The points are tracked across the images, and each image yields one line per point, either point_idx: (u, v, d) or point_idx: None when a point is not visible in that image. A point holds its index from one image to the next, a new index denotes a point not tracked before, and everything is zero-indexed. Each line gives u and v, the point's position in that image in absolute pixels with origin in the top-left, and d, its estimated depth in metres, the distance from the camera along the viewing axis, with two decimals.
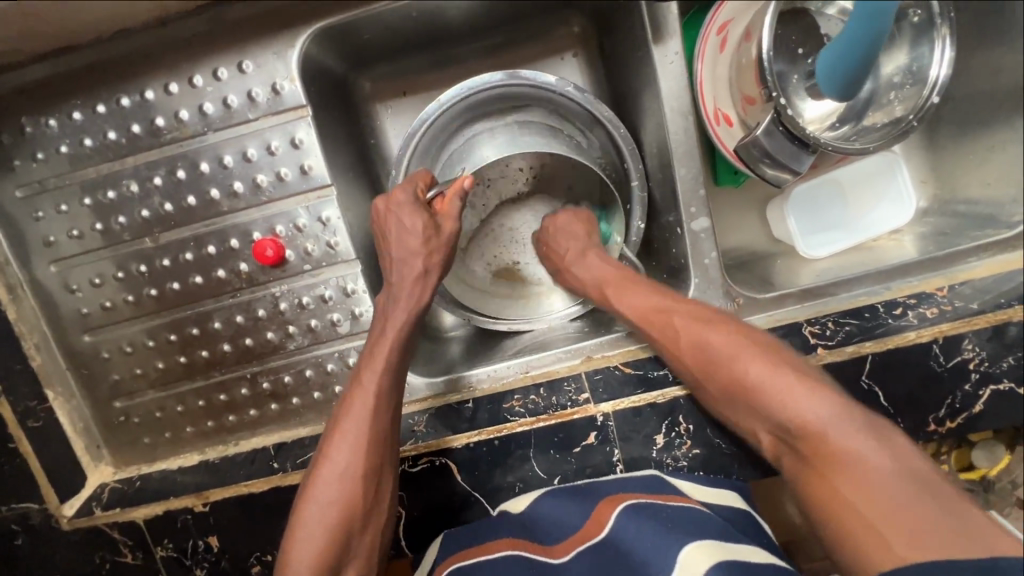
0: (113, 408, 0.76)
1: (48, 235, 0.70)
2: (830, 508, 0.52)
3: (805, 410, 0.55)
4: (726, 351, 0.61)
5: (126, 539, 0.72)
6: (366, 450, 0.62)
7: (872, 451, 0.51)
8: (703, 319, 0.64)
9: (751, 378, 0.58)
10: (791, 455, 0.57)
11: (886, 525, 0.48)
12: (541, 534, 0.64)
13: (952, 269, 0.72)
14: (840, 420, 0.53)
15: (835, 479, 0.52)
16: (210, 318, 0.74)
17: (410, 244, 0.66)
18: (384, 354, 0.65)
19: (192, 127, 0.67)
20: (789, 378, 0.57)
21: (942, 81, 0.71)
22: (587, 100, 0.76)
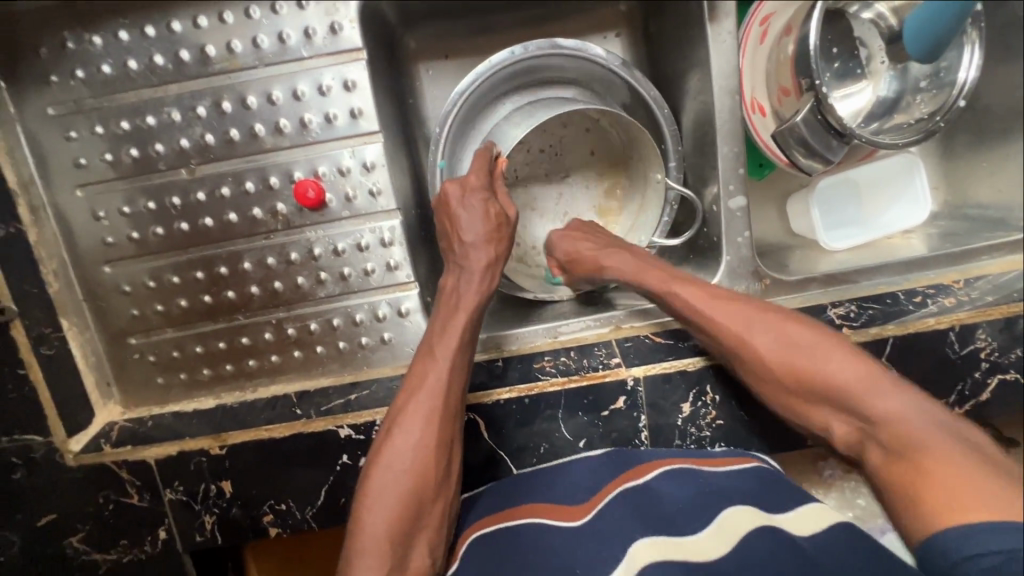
0: (127, 345, 0.74)
1: (79, 157, 0.68)
2: (909, 485, 0.51)
3: (877, 400, 0.56)
4: (805, 347, 0.62)
5: (133, 480, 0.69)
6: (436, 425, 0.62)
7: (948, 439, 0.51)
8: (767, 312, 0.66)
9: (829, 373, 0.59)
10: (871, 449, 0.57)
11: (955, 491, 0.47)
12: (563, 498, 0.66)
13: (967, 265, 0.77)
14: (914, 411, 0.54)
15: (919, 459, 0.51)
16: (240, 258, 0.72)
17: (483, 231, 0.68)
18: (458, 330, 0.65)
19: (242, 58, 0.66)
20: (860, 370, 0.58)
21: (969, 83, 0.76)
22: (632, 76, 0.78)
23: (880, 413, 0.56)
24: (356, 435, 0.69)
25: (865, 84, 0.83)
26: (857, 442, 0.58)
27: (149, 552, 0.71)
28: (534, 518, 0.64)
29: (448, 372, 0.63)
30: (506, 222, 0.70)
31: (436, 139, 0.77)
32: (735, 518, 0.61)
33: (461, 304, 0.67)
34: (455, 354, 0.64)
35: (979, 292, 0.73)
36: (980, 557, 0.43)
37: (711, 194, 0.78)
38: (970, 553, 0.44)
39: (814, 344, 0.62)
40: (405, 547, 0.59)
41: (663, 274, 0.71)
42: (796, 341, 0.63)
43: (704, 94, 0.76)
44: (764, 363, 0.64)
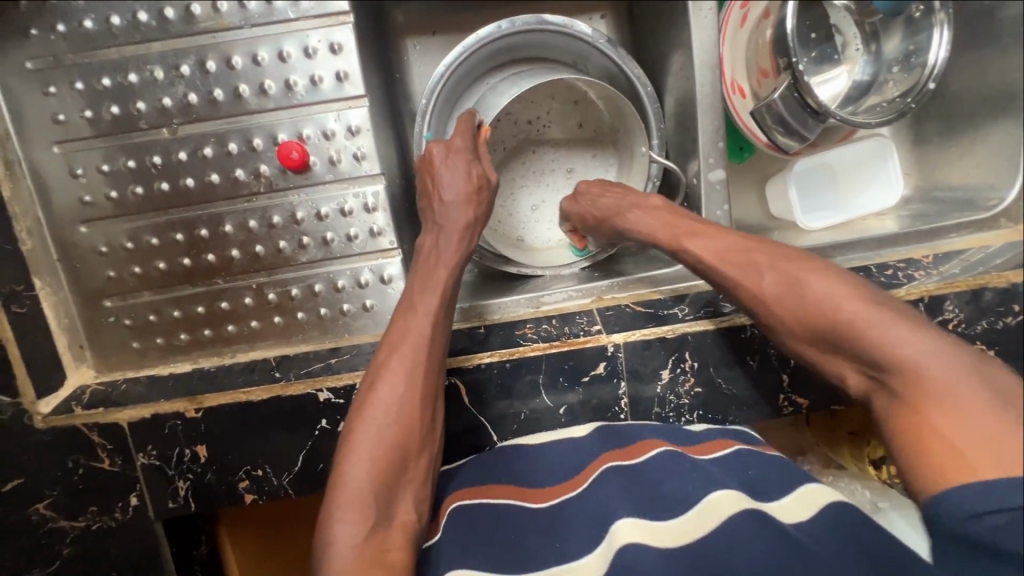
0: (102, 307, 0.72)
1: (58, 113, 0.67)
2: (920, 438, 0.48)
3: (895, 342, 0.50)
4: (818, 290, 0.57)
5: (105, 443, 0.68)
6: (422, 377, 0.62)
7: (980, 389, 0.46)
8: (783, 254, 0.61)
9: (840, 312, 0.54)
10: (882, 396, 0.52)
11: (976, 451, 0.44)
12: (541, 478, 0.65)
13: (934, 241, 0.80)
14: (943, 356, 0.48)
15: (931, 414, 0.47)
16: (221, 221, 0.71)
17: (467, 190, 0.69)
18: (441, 286, 0.66)
19: (228, 18, 0.66)
20: (879, 308, 0.53)
21: (939, 63, 0.78)
22: (617, 53, 0.78)
23: (889, 357, 0.51)
24: (335, 399, 0.68)
25: (841, 68, 0.87)
26: (869, 390, 0.54)
27: (119, 518, 0.69)
28: (507, 500, 0.63)
29: (428, 326, 0.64)
30: (488, 183, 0.71)
31: (422, 110, 0.76)
32: (722, 503, 0.58)
33: (443, 262, 0.67)
34: (438, 309, 0.65)
35: (947, 266, 0.76)
36: (991, 515, 0.42)
37: (692, 168, 0.79)
38: (982, 513, 0.42)
39: (832, 292, 0.56)
40: (388, 497, 0.58)
41: (678, 227, 0.69)
42: (809, 289, 0.57)
43: (685, 69, 0.77)
44: (775, 308, 0.60)
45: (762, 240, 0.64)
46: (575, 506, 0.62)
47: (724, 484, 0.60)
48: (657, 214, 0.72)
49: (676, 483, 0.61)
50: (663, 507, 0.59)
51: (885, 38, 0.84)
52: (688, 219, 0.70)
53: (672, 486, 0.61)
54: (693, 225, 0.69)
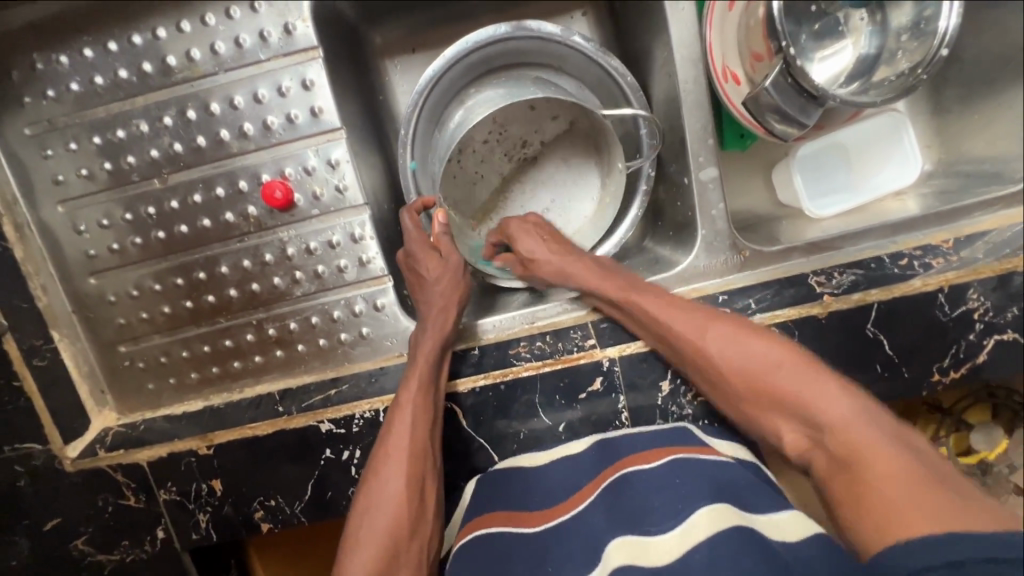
0: (117, 353, 0.76)
1: (58, 175, 0.70)
2: (856, 501, 0.50)
3: (830, 409, 0.56)
4: (760, 360, 0.61)
5: (129, 482, 0.72)
6: (406, 465, 0.63)
7: (902, 455, 0.51)
8: (747, 331, 0.63)
9: (781, 385, 0.59)
10: (818, 457, 0.56)
11: (912, 514, 0.45)
12: (546, 499, 0.65)
13: (956, 223, 0.73)
14: (865, 422, 0.54)
15: (862, 473, 0.51)
16: (217, 262, 0.74)
17: (445, 280, 0.70)
18: (417, 376, 0.66)
19: (203, 66, 0.68)
20: (813, 380, 0.58)
21: (951, 31, 0.71)
22: (593, 49, 0.75)
23: (826, 424, 0.55)
24: (337, 429, 0.70)
25: (846, 40, 0.80)
26: (806, 450, 0.58)
27: (150, 550, 0.73)
28: (505, 526, 0.62)
29: (415, 420, 0.65)
30: (461, 270, 0.72)
31: (403, 141, 0.76)
32: (712, 514, 0.55)
33: (419, 353, 0.67)
34: (416, 397, 0.65)
35: (971, 251, 0.69)
36: (925, 572, 0.40)
37: (683, 167, 0.76)
38: (915, 568, 0.41)
39: (768, 362, 0.61)
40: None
41: (622, 283, 0.70)
42: (748, 355, 0.62)
43: (668, 66, 0.74)
44: (716, 370, 0.63)
45: (686, 304, 0.67)
46: (567, 529, 0.61)
47: (714, 496, 0.57)
48: (602, 268, 0.73)
49: (663, 498, 0.59)
50: (652, 520, 0.57)
51: (892, 8, 0.78)
52: (619, 279, 0.70)
53: (663, 500, 0.59)
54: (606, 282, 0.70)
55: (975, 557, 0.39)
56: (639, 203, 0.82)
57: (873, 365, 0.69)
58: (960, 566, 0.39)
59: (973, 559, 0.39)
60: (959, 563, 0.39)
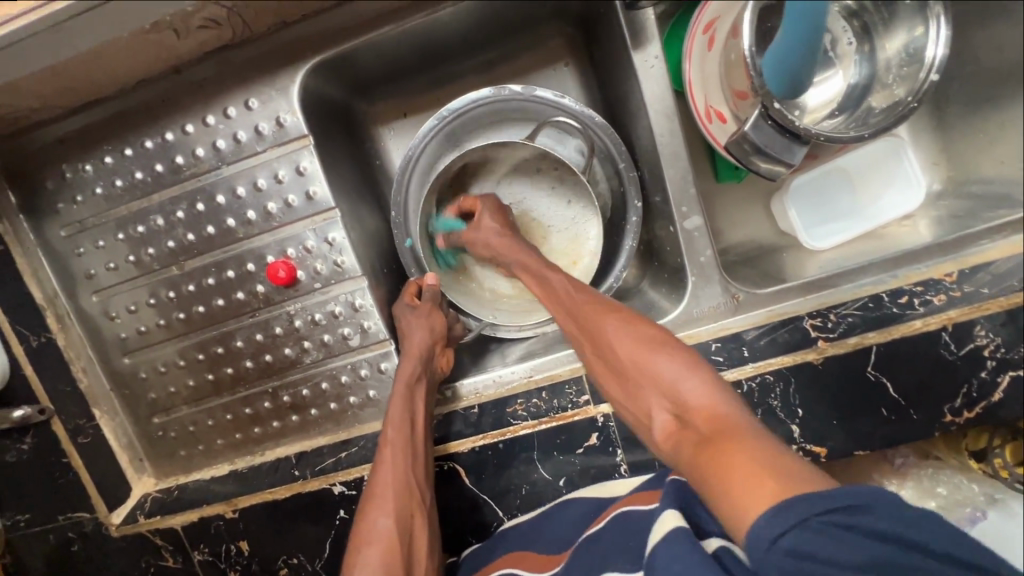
0: (152, 424, 0.83)
1: (90, 269, 0.78)
2: (718, 475, 0.45)
3: (676, 382, 0.54)
4: (644, 341, 0.58)
5: (167, 545, 0.78)
6: (397, 503, 0.66)
7: (752, 425, 0.48)
8: (620, 313, 0.62)
9: (657, 363, 0.56)
10: (685, 440, 0.51)
11: (762, 476, 0.42)
12: (539, 547, 0.68)
13: (962, 253, 0.70)
14: (708, 390, 0.52)
15: (721, 444, 0.46)
16: (232, 337, 0.79)
17: (421, 330, 0.74)
18: (398, 418, 0.70)
19: (207, 162, 0.74)
20: (690, 361, 0.55)
21: (939, 60, 0.69)
22: (552, 97, 0.77)
23: (693, 402, 0.52)
24: (349, 491, 0.75)
25: (836, 69, 0.78)
26: (673, 435, 0.52)
27: None
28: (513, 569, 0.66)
29: (396, 461, 0.68)
30: (434, 317, 0.75)
31: (395, 222, 0.79)
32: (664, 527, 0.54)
33: (398, 396, 0.71)
34: (400, 438, 0.69)
35: (975, 285, 0.67)
36: (785, 537, 0.38)
37: (669, 216, 0.76)
38: (773, 537, 0.39)
39: (637, 340, 0.59)
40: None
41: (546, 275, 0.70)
42: (616, 337, 0.60)
43: (645, 119, 0.75)
44: (615, 361, 0.60)
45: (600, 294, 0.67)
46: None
47: (676, 502, 0.56)
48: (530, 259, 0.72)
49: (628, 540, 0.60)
50: (626, 559, 0.58)
51: (883, 35, 0.75)
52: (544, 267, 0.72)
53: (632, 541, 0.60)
54: (526, 263, 0.73)
55: (813, 512, 0.38)
56: (632, 233, 0.79)
57: (878, 409, 0.67)
58: (809, 523, 0.38)
59: (815, 514, 0.38)
60: (805, 522, 0.38)
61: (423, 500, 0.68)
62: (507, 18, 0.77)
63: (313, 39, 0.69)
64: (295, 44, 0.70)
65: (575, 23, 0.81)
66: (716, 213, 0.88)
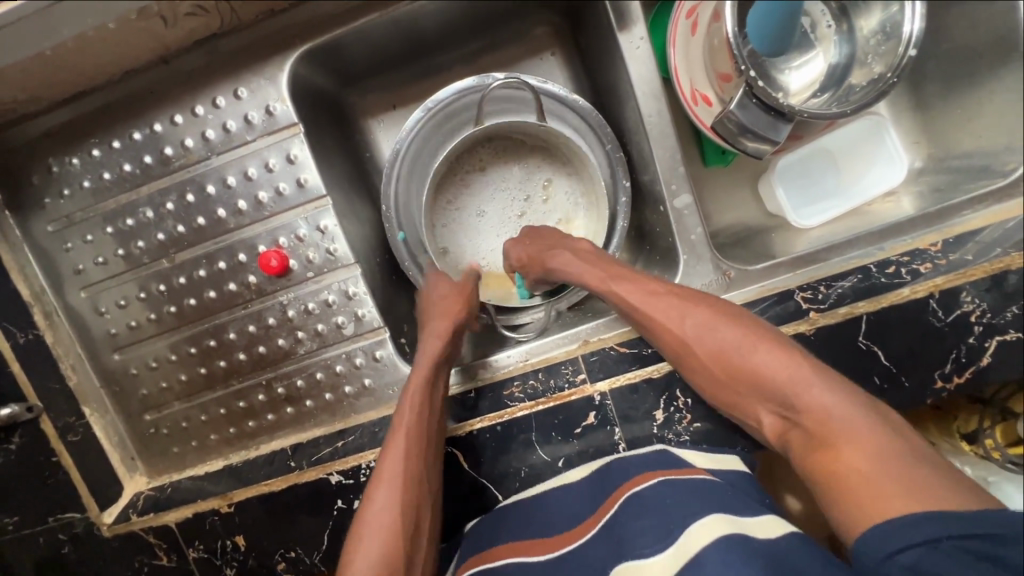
0: (144, 421, 0.82)
1: (78, 264, 0.77)
2: (834, 481, 0.52)
3: (794, 386, 0.57)
4: (738, 341, 0.61)
5: (160, 542, 0.76)
6: (405, 486, 0.65)
7: (868, 425, 0.53)
8: (717, 314, 0.63)
9: (754, 367, 0.59)
10: (797, 439, 0.57)
11: (890, 491, 0.48)
12: (540, 530, 0.66)
13: (947, 224, 0.71)
14: (825, 393, 0.55)
15: (839, 452, 0.53)
16: (225, 329, 0.78)
17: (443, 319, 0.74)
18: (417, 397, 0.69)
19: (197, 153, 0.73)
20: (788, 361, 0.58)
21: (916, 36, 0.70)
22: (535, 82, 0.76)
23: (804, 406, 0.56)
24: (346, 480, 0.74)
25: (816, 50, 0.80)
26: (783, 431, 0.59)
27: None
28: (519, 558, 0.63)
29: (407, 442, 0.67)
30: (464, 304, 0.75)
31: (388, 217, 0.79)
32: (703, 529, 0.56)
33: (418, 376, 0.71)
34: (418, 416, 0.68)
35: (959, 253, 0.69)
36: (899, 554, 0.46)
37: (658, 195, 0.77)
38: (892, 551, 0.46)
39: (741, 344, 0.61)
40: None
41: (608, 271, 0.70)
42: (723, 343, 0.61)
43: (632, 102, 0.76)
44: (708, 365, 0.62)
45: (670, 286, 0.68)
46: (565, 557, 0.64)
47: (710, 507, 0.59)
48: (590, 260, 0.72)
49: (650, 522, 0.61)
50: (646, 542, 0.59)
51: (862, 14, 0.76)
52: (608, 261, 0.72)
53: (649, 525, 0.60)
54: (587, 275, 0.70)
55: (947, 534, 0.44)
56: (624, 214, 0.79)
57: (870, 378, 0.68)
58: (937, 544, 0.44)
59: (947, 536, 0.44)
60: (936, 542, 0.44)
61: (430, 491, 0.67)
62: (493, 4, 0.77)
63: (301, 26, 0.70)
64: (282, 31, 0.70)
65: (560, 10, 0.81)
66: (705, 195, 0.89)
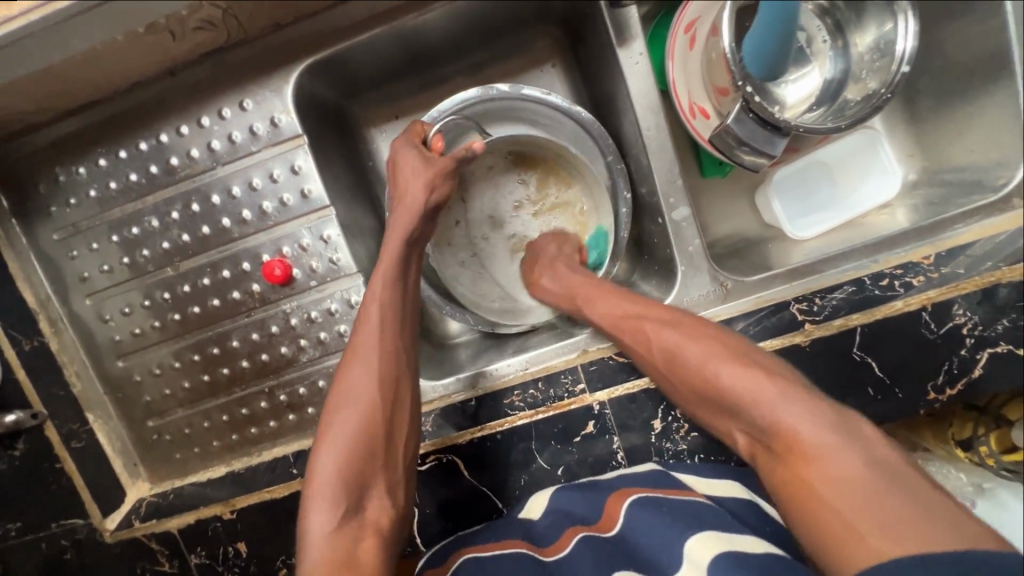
0: (147, 428, 0.82)
1: (83, 272, 0.78)
2: (804, 503, 0.52)
3: (760, 403, 0.57)
4: (705, 356, 0.62)
5: (162, 548, 0.77)
6: (366, 414, 0.64)
7: (836, 445, 0.53)
8: (687, 330, 0.65)
9: (723, 383, 0.59)
10: (764, 457, 0.57)
11: (863, 521, 0.48)
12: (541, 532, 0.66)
13: (940, 237, 0.72)
14: (793, 410, 0.55)
15: (804, 471, 0.53)
16: (228, 337, 0.79)
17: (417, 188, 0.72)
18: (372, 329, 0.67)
19: (202, 163, 0.75)
20: (754, 376, 0.58)
21: (909, 53, 0.71)
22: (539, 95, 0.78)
23: (769, 423, 0.56)
24: None
25: (812, 66, 0.82)
26: (753, 449, 0.59)
27: None
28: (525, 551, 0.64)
29: (361, 418, 0.64)
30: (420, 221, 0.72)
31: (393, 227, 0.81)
32: (706, 546, 0.57)
33: (377, 295, 0.69)
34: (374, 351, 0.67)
35: (951, 266, 0.70)
36: None
37: (657, 207, 0.78)
38: None
39: (707, 359, 0.62)
40: (352, 557, 0.56)
41: (593, 294, 0.74)
42: (690, 359, 0.63)
43: (631, 115, 0.77)
44: (678, 378, 0.64)
45: (649, 304, 0.70)
46: None
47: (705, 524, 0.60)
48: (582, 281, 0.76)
49: (653, 535, 0.61)
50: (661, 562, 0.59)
51: (856, 31, 0.78)
52: (593, 282, 0.75)
53: (652, 539, 0.61)
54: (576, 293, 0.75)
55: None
56: (625, 225, 0.80)
57: (864, 389, 0.69)
58: None
59: None
60: None
61: (394, 437, 0.65)
62: (495, 18, 0.78)
63: (306, 40, 0.71)
64: (288, 45, 0.71)
65: (561, 24, 0.82)
66: (703, 207, 0.90)
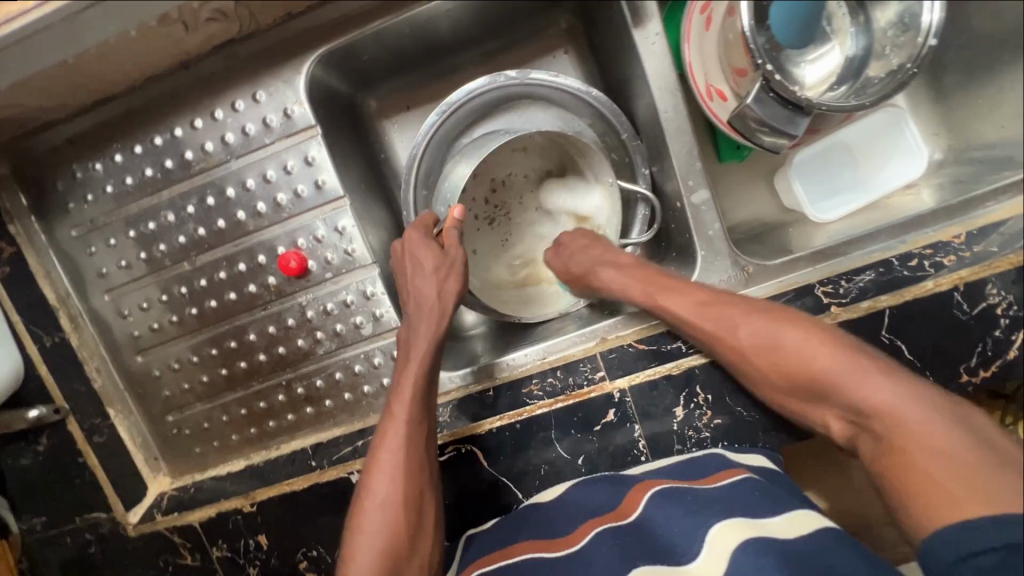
0: (166, 422, 0.83)
1: (101, 268, 0.78)
2: (904, 484, 0.52)
3: (856, 385, 0.56)
4: (799, 342, 0.61)
5: (185, 542, 0.77)
6: (403, 478, 0.65)
7: (937, 422, 0.52)
8: (758, 313, 0.64)
9: (820, 366, 0.59)
10: (865, 441, 0.57)
11: (954, 487, 0.49)
12: (558, 530, 0.64)
13: (971, 215, 0.70)
14: (904, 395, 0.54)
15: (906, 458, 0.52)
16: (245, 330, 0.79)
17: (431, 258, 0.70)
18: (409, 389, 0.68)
19: (216, 156, 0.74)
20: (856, 361, 0.57)
21: (936, 26, 0.69)
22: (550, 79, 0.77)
23: (868, 405, 0.55)
24: None
25: (832, 44, 0.80)
26: (853, 434, 0.58)
27: None
28: (535, 553, 0.62)
29: (395, 482, 0.64)
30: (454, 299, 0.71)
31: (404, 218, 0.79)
32: (729, 533, 0.57)
33: (412, 358, 0.69)
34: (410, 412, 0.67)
35: (984, 245, 0.68)
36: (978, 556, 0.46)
37: (675, 191, 0.77)
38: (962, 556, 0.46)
39: (802, 346, 0.61)
40: None
41: (653, 285, 0.70)
42: (783, 347, 0.62)
43: (647, 98, 0.75)
44: (761, 364, 0.63)
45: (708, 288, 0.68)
46: None
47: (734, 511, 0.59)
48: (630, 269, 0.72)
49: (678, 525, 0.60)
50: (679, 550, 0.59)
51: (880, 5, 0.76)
52: (653, 272, 0.72)
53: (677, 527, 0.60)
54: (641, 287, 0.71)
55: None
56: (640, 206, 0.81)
57: None
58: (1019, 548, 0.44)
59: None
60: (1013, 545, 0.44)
61: (429, 492, 0.66)
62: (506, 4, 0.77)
63: (318, 30, 0.70)
64: (301, 35, 0.71)
65: (574, 8, 0.81)
66: (721, 191, 0.89)
